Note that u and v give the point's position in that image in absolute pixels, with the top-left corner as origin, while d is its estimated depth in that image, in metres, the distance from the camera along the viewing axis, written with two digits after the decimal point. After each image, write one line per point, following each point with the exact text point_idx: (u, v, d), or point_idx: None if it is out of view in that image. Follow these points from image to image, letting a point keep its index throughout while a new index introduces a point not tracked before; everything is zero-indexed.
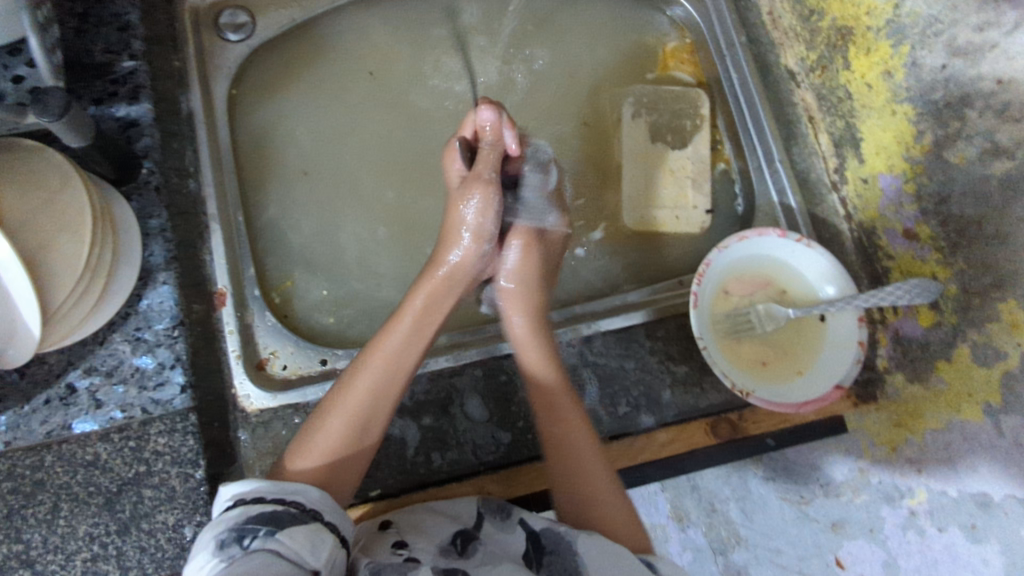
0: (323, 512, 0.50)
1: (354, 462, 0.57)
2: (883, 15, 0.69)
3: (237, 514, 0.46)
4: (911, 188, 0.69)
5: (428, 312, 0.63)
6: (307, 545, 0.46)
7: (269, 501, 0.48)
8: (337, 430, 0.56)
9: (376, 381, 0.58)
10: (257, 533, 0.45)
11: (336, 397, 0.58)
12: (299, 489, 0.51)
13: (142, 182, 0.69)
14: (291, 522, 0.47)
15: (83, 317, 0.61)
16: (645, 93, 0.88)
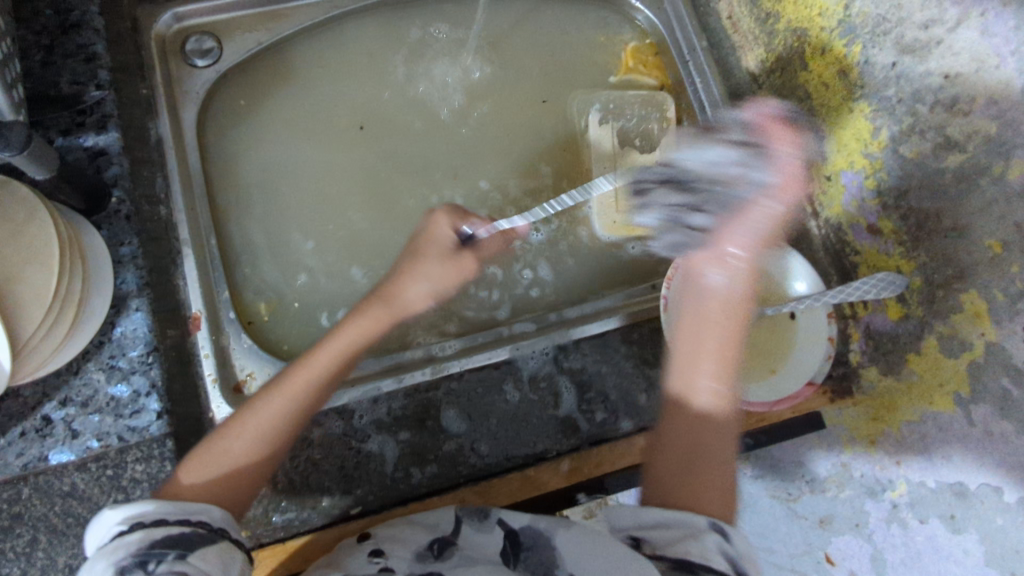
0: (228, 530, 0.51)
1: (246, 487, 0.55)
2: (834, 16, 0.71)
3: (138, 539, 0.45)
4: (871, 184, 0.70)
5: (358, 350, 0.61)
6: (218, 566, 0.47)
7: (174, 521, 0.48)
8: (233, 455, 0.55)
9: (286, 416, 0.57)
10: (165, 559, 0.45)
11: (242, 420, 0.56)
12: (203, 508, 0.50)
13: (112, 211, 0.69)
14: (202, 544, 0.47)
15: (59, 344, 0.61)
16: (611, 98, 0.89)
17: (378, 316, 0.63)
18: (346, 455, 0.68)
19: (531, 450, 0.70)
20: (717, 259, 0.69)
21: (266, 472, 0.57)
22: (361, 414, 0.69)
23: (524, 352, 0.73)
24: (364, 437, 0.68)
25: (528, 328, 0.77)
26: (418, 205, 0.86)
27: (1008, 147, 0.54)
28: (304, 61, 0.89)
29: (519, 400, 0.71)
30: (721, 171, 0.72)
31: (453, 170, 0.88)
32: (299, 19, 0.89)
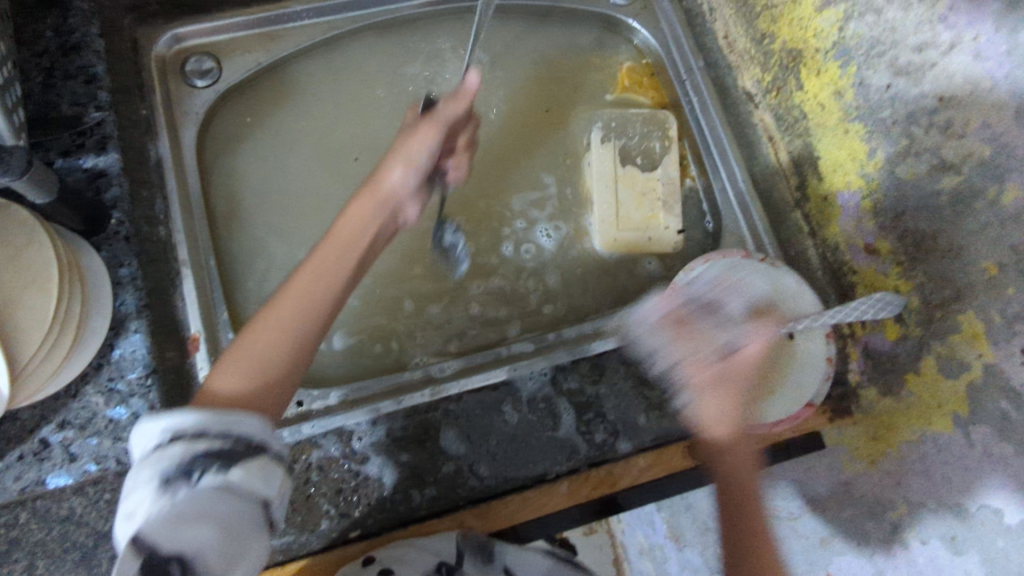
0: (274, 441, 0.48)
1: (280, 384, 0.53)
2: (829, 38, 0.71)
3: (180, 450, 0.43)
4: (868, 205, 0.70)
5: (361, 231, 0.61)
6: (259, 481, 0.45)
7: (219, 431, 0.45)
8: (256, 346, 0.53)
9: (303, 299, 0.55)
10: (207, 471, 0.43)
11: (262, 318, 0.54)
12: (241, 419, 0.46)
13: (112, 233, 0.70)
14: (248, 458, 0.45)
15: (59, 365, 0.62)
16: (613, 118, 0.90)
17: (367, 198, 0.63)
18: (345, 478, 0.67)
19: (531, 473, 0.70)
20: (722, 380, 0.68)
21: (297, 361, 0.54)
22: (361, 436, 0.69)
23: (522, 372, 0.73)
24: (363, 459, 0.68)
25: (528, 348, 0.77)
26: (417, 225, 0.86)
27: (1000, 171, 0.55)
28: (303, 83, 0.90)
29: (518, 420, 0.71)
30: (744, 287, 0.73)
31: None
32: (298, 39, 0.89)
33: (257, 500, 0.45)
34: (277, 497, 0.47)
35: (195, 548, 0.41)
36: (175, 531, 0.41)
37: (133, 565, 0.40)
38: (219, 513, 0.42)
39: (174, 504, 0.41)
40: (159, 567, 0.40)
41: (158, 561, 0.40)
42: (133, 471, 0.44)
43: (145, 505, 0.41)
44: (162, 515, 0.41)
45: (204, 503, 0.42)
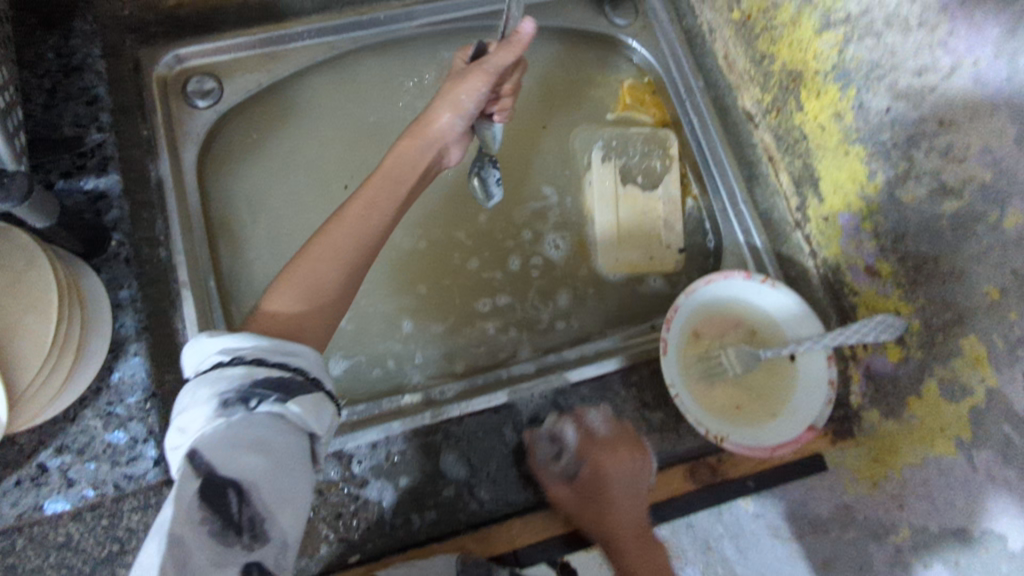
0: (319, 379, 0.54)
1: (328, 310, 0.59)
2: (829, 60, 0.71)
3: (241, 374, 0.48)
4: (868, 226, 0.70)
5: (401, 177, 0.68)
6: (311, 413, 0.50)
7: (274, 365, 0.50)
8: (309, 270, 0.59)
9: (352, 232, 0.61)
10: (266, 398, 0.48)
11: (315, 245, 0.60)
12: (298, 352, 0.53)
13: (112, 254, 0.70)
14: (300, 391, 0.50)
15: (58, 388, 0.61)
16: (614, 137, 0.91)
17: (407, 146, 0.69)
18: (343, 502, 0.67)
19: (530, 496, 0.70)
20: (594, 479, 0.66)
21: (344, 290, 0.60)
22: (360, 460, 0.69)
23: (522, 395, 0.73)
24: (362, 483, 0.68)
25: (528, 370, 0.78)
26: (418, 245, 0.86)
27: (1001, 196, 0.55)
28: (298, 103, 0.91)
29: (516, 440, 0.71)
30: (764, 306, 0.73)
31: (453, 209, 0.88)
32: (300, 59, 0.89)
33: (304, 432, 0.50)
34: (321, 432, 0.52)
35: (251, 474, 0.44)
36: (233, 453, 0.44)
37: (193, 483, 0.42)
38: (273, 437, 0.47)
39: (233, 424, 0.45)
40: (217, 489, 0.43)
41: (217, 480, 0.43)
42: (189, 394, 0.48)
43: (206, 424, 0.45)
44: (223, 433, 0.45)
45: (261, 427, 0.46)
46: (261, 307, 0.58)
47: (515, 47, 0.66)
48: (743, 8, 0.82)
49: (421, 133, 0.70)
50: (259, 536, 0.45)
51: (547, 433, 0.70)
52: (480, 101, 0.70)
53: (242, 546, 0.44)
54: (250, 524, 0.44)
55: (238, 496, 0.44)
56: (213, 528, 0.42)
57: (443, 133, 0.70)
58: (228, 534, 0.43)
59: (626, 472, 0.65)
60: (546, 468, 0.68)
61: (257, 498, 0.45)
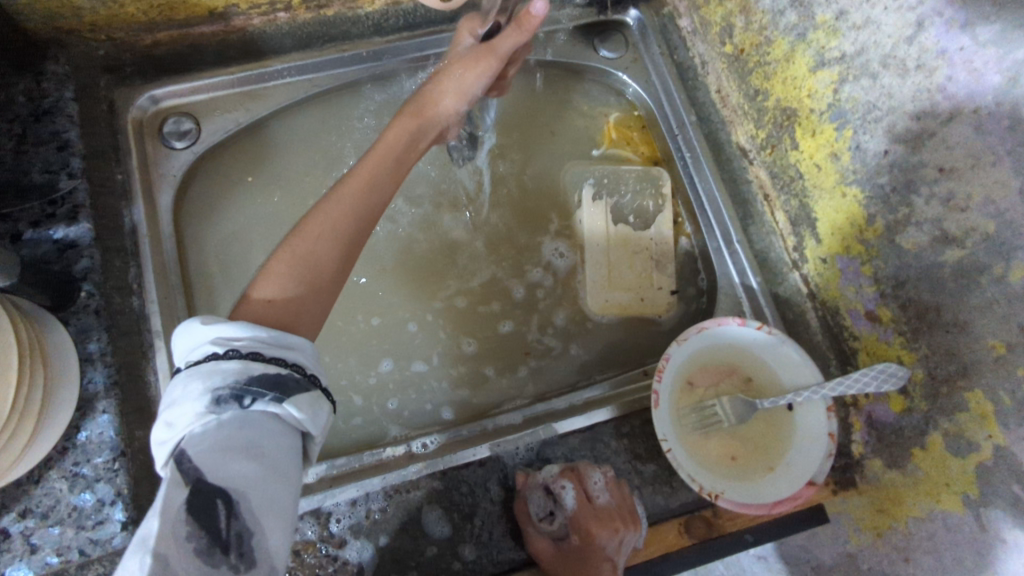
0: (318, 376, 0.50)
1: (326, 294, 0.55)
2: (824, 99, 0.70)
3: (235, 368, 0.44)
4: (868, 271, 0.67)
5: (401, 150, 0.62)
6: (309, 415, 0.46)
7: (270, 359, 0.46)
8: (307, 251, 0.54)
9: (351, 208, 0.57)
10: (263, 397, 0.44)
11: (310, 221, 0.56)
12: (297, 346, 0.49)
13: (81, 306, 0.67)
14: (298, 389, 0.46)
15: (18, 455, 0.57)
16: (605, 174, 0.88)
17: (411, 124, 0.63)
18: (320, 564, 0.64)
19: (517, 555, 0.66)
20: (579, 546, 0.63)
21: (342, 272, 0.56)
22: (339, 518, 0.65)
23: (508, 447, 0.70)
24: (341, 543, 0.65)
25: (515, 421, 0.75)
26: (403, 285, 0.84)
27: (1007, 248, 0.53)
28: (281, 142, 0.91)
29: (501, 494, 0.68)
30: (761, 353, 0.71)
31: (440, 248, 0.85)
32: (278, 99, 0.89)
33: (298, 433, 0.46)
34: (317, 433, 0.48)
35: (243, 482, 0.41)
36: (223, 458, 0.40)
37: (181, 492, 0.39)
38: (267, 439, 0.43)
39: (223, 424, 0.42)
40: (206, 499, 0.40)
41: (206, 488, 0.40)
42: (178, 387, 0.44)
43: (195, 422, 0.42)
44: (217, 434, 0.41)
45: (253, 430, 0.42)
46: (250, 293, 0.52)
47: (525, 29, 0.59)
48: (736, 43, 0.81)
49: (428, 113, 0.64)
50: (248, 555, 0.40)
51: (544, 484, 0.66)
52: (488, 85, 0.65)
53: (229, 566, 0.39)
54: (238, 539, 0.40)
55: (227, 507, 0.40)
56: (200, 543, 0.38)
57: (449, 116, 0.66)
58: (214, 551, 0.39)
59: (618, 544, 0.62)
60: (537, 524, 0.65)
61: (246, 510, 0.40)
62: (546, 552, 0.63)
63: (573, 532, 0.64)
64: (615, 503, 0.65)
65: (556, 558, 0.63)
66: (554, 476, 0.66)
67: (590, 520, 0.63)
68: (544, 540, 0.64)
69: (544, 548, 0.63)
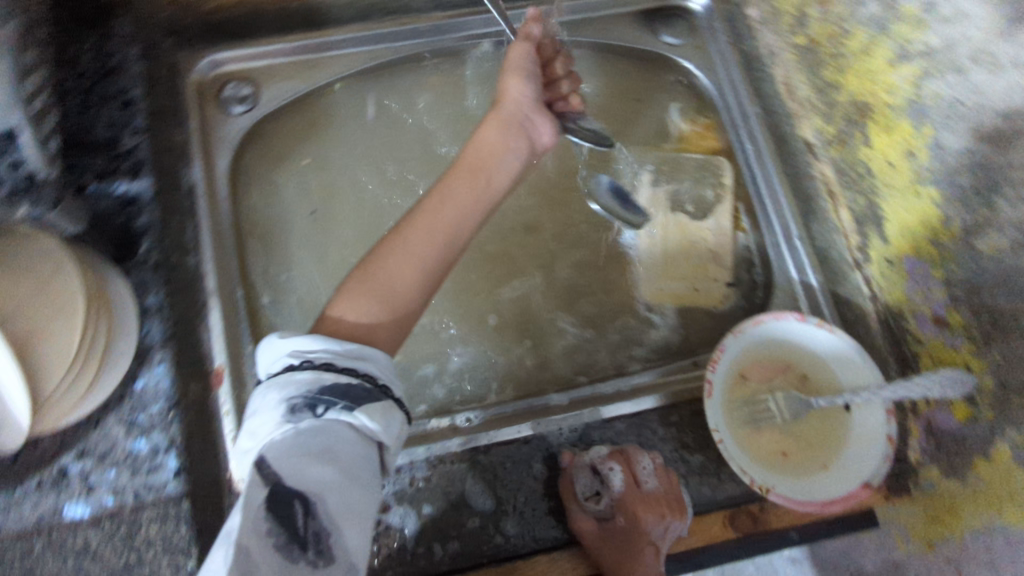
0: (390, 386, 0.52)
1: (405, 313, 0.57)
2: (903, 95, 0.68)
3: (309, 378, 0.48)
4: (939, 274, 0.66)
5: (484, 159, 0.65)
6: (382, 423, 0.48)
7: (342, 370, 0.49)
8: (387, 276, 0.56)
9: (431, 229, 0.59)
10: (334, 405, 0.47)
11: (389, 244, 0.58)
12: (367, 356, 0.52)
13: (141, 260, 0.70)
14: (366, 399, 0.48)
15: (79, 397, 0.60)
16: (665, 160, 0.88)
17: (494, 127, 0.67)
18: None
19: (559, 534, 0.66)
20: (628, 528, 0.63)
21: (423, 291, 0.58)
22: (384, 484, 0.66)
23: (552, 427, 0.70)
24: (384, 509, 0.65)
25: (562, 402, 0.74)
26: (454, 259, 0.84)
27: None
28: (340, 110, 0.92)
29: (544, 472, 0.68)
30: (819, 352, 0.70)
31: (497, 224, 0.86)
32: (337, 69, 0.91)
33: (371, 441, 0.48)
34: (391, 441, 0.50)
35: (318, 485, 0.44)
36: (300, 464, 0.44)
37: (261, 493, 0.42)
38: (338, 444, 0.46)
39: (299, 431, 0.45)
40: (284, 501, 0.43)
41: (284, 492, 0.43)
42: (260, 398, 0.48)
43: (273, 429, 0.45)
44: (289, 442, 0.44)
45: (326, 436, 0.45)
46: (327, 315, 0.55)
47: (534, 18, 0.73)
48: (810, 33, 0.80)
49: (501, 108, 0.68)
50: (325, 552, 0.43)
51: (592, 463, 0.66)
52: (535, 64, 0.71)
53: (307, 561, 0.42)
54: (315, 538, 0.43)
55: (304, 508, 0.43)
56: (279, 539, 0.42)
57: (522, 100, 0.69)
58: (292, 548, 0.42)
59: (664, 531, 0.62)
60: (583, 503, 0.64)
61: (322, 511, 0.43)
62: (591, 533, 0.63)
63: (619, 513, 0.64)
64: (662, 486, 0.64)
65: (603, 538, 0.63)
66: (597, 458, 0.66)
67: (637, 503, 0.63)
68: (590, 522, 0.63)
69: (589, 530, 0.63)
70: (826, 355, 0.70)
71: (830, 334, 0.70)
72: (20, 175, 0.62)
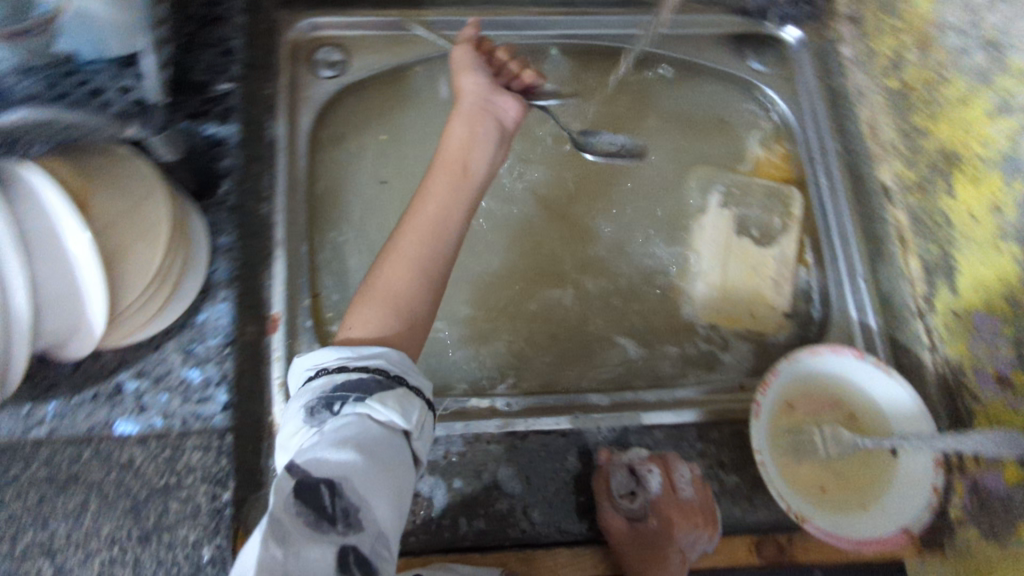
0: (406, 377, 0.54)
1: (412, 314, 0.61)
2: (997, 147, 0.67)
3: (323, 383, 0.52)
4: (1009, 332, 0.65)
5: (462, 156, 0.71)
6: (396, 409, 0.51)
7: (353, 369, 0.53)
8: (393, 282, 0.61)
9: (424, 232, 0.64)
10: (346, 399, 0.50)
11: (388, 254, 0.63)
12: (379, 353, 0.55)
13: (219, 200, 0.72)
14: (378, 389, 0.51)
15: (146, 320, 0.62)
16: (735, 181, 0.88)
17: (461, 125, 0.74)
18: None
19: (583, 529, 0.66)
20: (660, 531, 0.64)
21: (426, 290, 0.62)
22: None
23: (590, 425, 0.70)
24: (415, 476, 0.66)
25: (602, 402, 0.73)
26: (513, 248, 0.85)
27: None
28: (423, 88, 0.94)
29: (578, 467, 0.68)
30: (870, 392, 0.69)
31: (559, 220, 0.87)
32: (425, 49, 0.93)
33: (392, 429, 0.50)
34: (413, 428, 0.52)
35: (343, 468, 0.45)
36: (321, 451, 0.46)
37: (288, 481, 0.45)
38: (354, 429, 0.48)
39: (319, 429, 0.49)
40: (310, 484, 0.45)
41: (309, 477, 0.45)
42: (287, 413, 0.53)
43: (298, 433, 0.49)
44: (310, 440, 0.48)
45: (344, 427, 0.48)
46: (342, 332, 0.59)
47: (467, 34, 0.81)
48: (904, 78, 0.80)
49: (461, 107, 0.76)
50: (355, 526, 0.44)
51: (629, 464, 0.66)
52: (483, 69, 0.79)
53: (338, 534, 0.43)
54: (344, 515, 0.44)
55: (330, 489, 0.45)
56: (308, 518, 0.43)
57: (473, 95, 0.76)
58: (321, 522, 0.43)
59: (693, 541, 0.63)
60: (617, 501, 0.64)
61: (349, 489, 0.45)
62: (621, 530, 0.63)
63: (652, 516, 0.64)
64: (698, 498, 0.64)
65: (632, 537, 0.63)
66: (634, 462, 0.66)
67: (672, 510, 0.63)
68: (621, 520, 0.64)
69: (620, 526, 0.63)
70: (880, 396, 0.69)
71: (891, 376, 0.68)
72: (129, 99, 0.63)
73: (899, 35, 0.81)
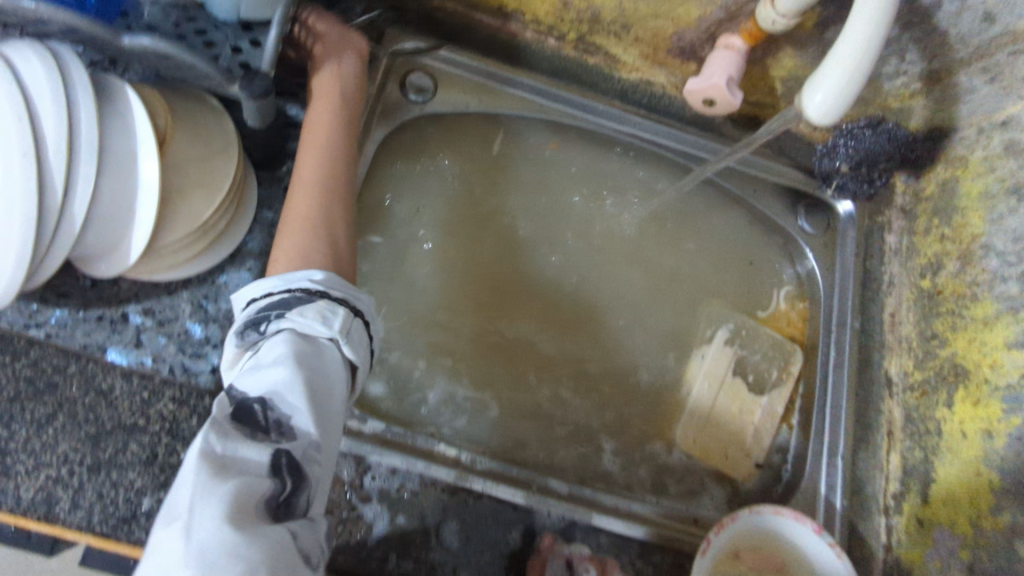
0: (330, 290, 0.57)
1: (333, 238, 0.65)
2: (1005, 377, 0.70)
3: (249, 313, 0.55)
4: (965, 555, 0.68)
5: (330, 98, 0.73)
6: (316, 318, 0.54)
7: (275, 292, 0.55)
8: (304, 212, 0.65)
9: (322, 171, 0.68)
10: (269, 319, 0.53)
11: (297, 194, 0.66)
12: (303, 275, 0.57)
13: (276, 177, 0.75)
14: (299, 301, 0.55)
15: (172, 265, 0.65)
16: (745, 325, 0.92)
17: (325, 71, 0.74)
18: (339, 507, 0.66)
19: None
20: None
21: (340, 218, 0.67)
22: (374, 476, 0.68)
23: (544, 508, 0.70)
24: (363, 499, 0.66)
25: (562, 489, 0.73)
26: (527, 314, 0.89)
27: None
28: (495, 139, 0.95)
29: (518, 544, 0.68)
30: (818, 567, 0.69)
31: (576, 302, 0.91)
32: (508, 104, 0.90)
33: (317, 342, 0.54)
34: (337, 335, 0.55)
35: (273, 384, 0.48)
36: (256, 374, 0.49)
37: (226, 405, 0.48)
38: (280, 346, 0.51)
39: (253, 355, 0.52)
40: (244, 403, 0.48)
41: (245, 398, 0.48)
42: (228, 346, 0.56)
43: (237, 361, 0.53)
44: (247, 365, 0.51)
45: (271, 347, 0.51)
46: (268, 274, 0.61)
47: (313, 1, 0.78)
48: (937, 282, 0.82)
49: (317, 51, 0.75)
50: (290, 434, 0.48)
51: (569, 558, 0.67)
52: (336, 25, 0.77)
53: (273, 440, 0.47)
54: (277, 423, 0.48)
55: (263, 404, 0.48)
56: (245, 431, 0.46)
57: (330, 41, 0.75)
58: (257, 432, 0.47)
59: None
60: None
61: (280, 403, 0.48)
62: None
63: None
64: None
65: None
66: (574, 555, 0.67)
67: None
68: None
69: None
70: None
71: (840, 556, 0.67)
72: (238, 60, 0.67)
73: (945, 241, 0.83)
